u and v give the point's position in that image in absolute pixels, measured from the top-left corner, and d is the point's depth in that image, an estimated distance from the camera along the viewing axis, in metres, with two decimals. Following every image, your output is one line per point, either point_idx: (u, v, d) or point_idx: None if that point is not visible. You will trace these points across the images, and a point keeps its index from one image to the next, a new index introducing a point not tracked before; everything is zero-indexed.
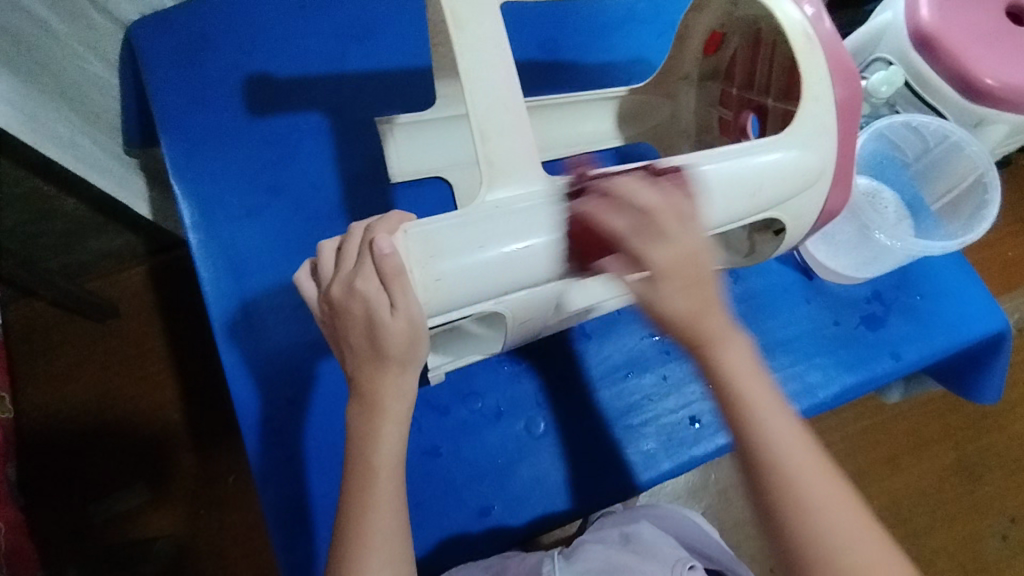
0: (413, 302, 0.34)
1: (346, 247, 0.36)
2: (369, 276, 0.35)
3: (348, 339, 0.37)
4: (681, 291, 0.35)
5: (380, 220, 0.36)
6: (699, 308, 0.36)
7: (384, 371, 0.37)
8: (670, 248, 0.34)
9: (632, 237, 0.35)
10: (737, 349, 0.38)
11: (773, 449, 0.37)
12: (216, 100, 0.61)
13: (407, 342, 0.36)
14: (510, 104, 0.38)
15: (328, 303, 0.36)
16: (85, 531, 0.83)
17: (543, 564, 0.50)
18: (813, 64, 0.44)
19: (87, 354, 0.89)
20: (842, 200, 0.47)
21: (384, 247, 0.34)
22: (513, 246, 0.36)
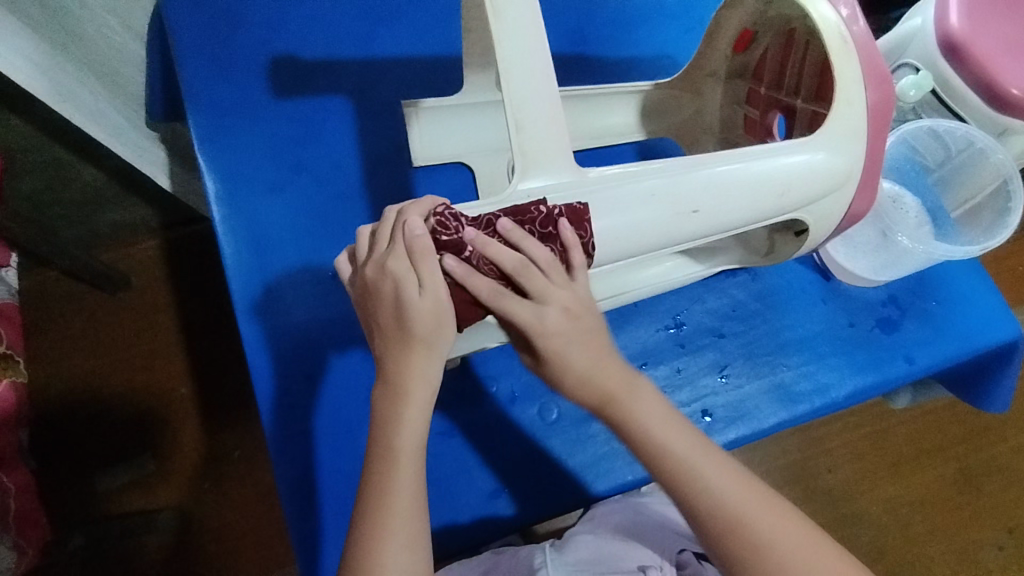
0: (439, 282, 0.36)
1: (381, 230, 0.38)
2: (401, 255, 0.36)
3: (378, 318, 0.37)
4: (573, 348, 0.39)
5: (414, 204, 0.38)
6: (591, 365, 0.39)
7: (409, 351, 0.37)
8: (550, 307, 0.37)
9: (508, 297, 0.37)
10: (648, 401, 0.40)
11: (710, 493, 0.39)
12: (242, 75, 0.60)
13: (434, 322, 0.36)
14: (544, 93, 0.38)
15: (362, 282, 0.37)
16: (90, 499, 0.84)
17: (535, 557, 0.52)
18: (846, 69, 0.44)
19: (99, 325, 0.89)
20: (866, 205, 0.47)
21: (416, 228, 0.36)
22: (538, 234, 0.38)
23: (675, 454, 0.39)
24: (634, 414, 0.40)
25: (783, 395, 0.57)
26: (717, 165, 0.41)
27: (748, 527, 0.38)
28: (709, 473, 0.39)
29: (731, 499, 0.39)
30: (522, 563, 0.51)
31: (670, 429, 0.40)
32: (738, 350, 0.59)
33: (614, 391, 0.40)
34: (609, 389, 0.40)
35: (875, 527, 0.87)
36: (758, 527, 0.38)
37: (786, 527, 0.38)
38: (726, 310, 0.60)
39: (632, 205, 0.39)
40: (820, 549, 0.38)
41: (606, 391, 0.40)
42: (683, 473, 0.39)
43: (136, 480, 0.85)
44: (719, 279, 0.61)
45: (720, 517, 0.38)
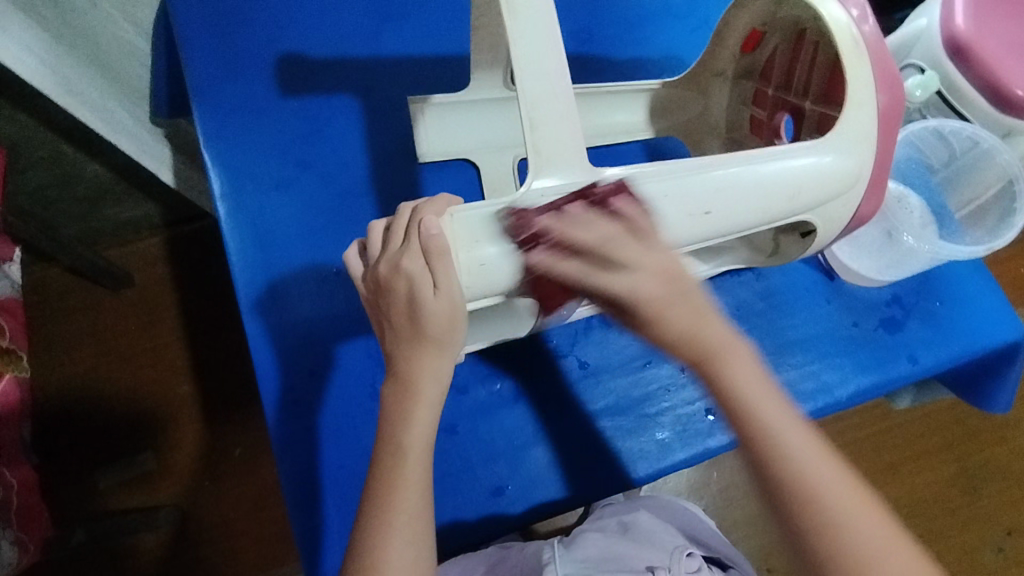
0: (455, 285, 0.36)
1: (395, 227, 0.37)
2: (416, 255, 0.36)
3: (390, 316, 0.37)
4: (682, 311, 0.37)
5: (429, 202, 0.37)
6: (689, 328, 0.37)
7: (422, 350, 0.37)
8: (648, 273, 0.36)
9: (597, 272, 0.37)
10: (744, 361, 0.38)
11: (792, 462, 0.36)
12: (249, 73, 0.60)
13: (448, 323, 0.37)
14: (559, 92, 0.38)
15: (374, 280, 0.37)
16: (91, 495, 0.84)
17: (543, 553, 0.53)
18: (857, 71, 0.44)
19: (101, 320, 0.89)
20: (874, 207, 0.48)
21: (432, 229, 0.36)
22: (552, 235, 0.37)
23: (766, 423, 0.37)
24: (733, 372, 0.37)
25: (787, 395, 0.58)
26: (733, 165, 0.41)
27: (827, 504, 0.36)
28: (795, 447, 0.37)
29: (816, 478, 0.36)
30: (531, 558, 0.53)
31: (764, 394, 0.38)
32: None
33: (715, 349, 0.37)
34: (711, 345, 0.37)
35: None
36: (840, 509, 0.36)
37: (866, 515, 0.36)
38: (731, 310, 0.60)
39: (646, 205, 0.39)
40: (898, 548, 0.36)
41: (710, 347, 0.37)
42: (771, 439, 0.37)
43: (138, 477, 0.85)
44: (726, 279, 0.61)
45: (801, 492, 0.36)
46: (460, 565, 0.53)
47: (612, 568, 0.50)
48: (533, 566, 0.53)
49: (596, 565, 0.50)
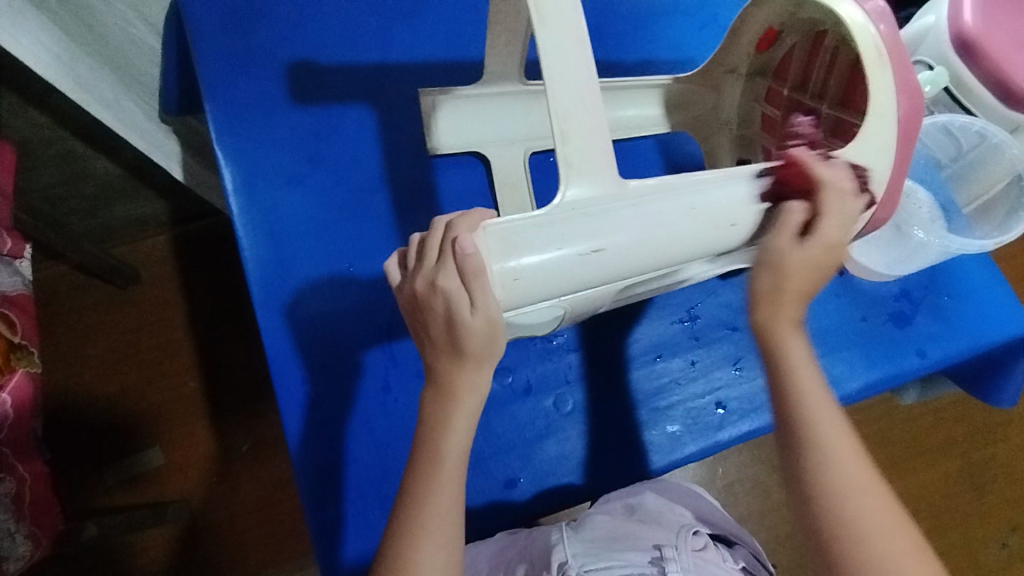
0: (491, 302, 0.36)
1: (429, 242, 0.37)
2: (452, 274, 0.36)
3: (429, 331, 0.38)
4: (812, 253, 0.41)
5: (463, 216, 0.36)
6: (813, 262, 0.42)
7: (462, 365, 0.38)
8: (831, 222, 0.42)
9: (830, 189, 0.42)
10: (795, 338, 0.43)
11: (810, 427, 0.42)
12: (261, 73, 0.61)
13: (486, 338, 0.37)
14: (588, 102, 0.38)
15: (411, 296, 0.37)
16: (101, 491, 0.84)
17: (552, 534, 0.52)
18: (879, 79, 0.45)
19: (112, 318, 0.90)
20: (887, 213, 0.48)
21: (467, 247, 0.35)
22: (584, 247, 0.37)
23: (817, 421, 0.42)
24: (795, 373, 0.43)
25: None
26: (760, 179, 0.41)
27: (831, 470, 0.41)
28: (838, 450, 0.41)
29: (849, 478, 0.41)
30: (539, 542, 0.52)
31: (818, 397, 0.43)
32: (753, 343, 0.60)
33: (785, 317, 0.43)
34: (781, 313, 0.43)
35: None
36: (843, 479, 0.41)
37: (867, 491, 0.41)
38: (741, 305, 0.61)
39: (672, 217, 0.39)
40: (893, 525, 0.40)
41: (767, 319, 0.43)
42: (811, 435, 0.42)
43: (148, 473, 0.86)
44: (738, 276, 0.61)
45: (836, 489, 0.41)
46: (471, 553, 0.53)
47: (620, 547, 0.49)
48: (541, 551, 0.51)
49: (604, 544, 0.50)
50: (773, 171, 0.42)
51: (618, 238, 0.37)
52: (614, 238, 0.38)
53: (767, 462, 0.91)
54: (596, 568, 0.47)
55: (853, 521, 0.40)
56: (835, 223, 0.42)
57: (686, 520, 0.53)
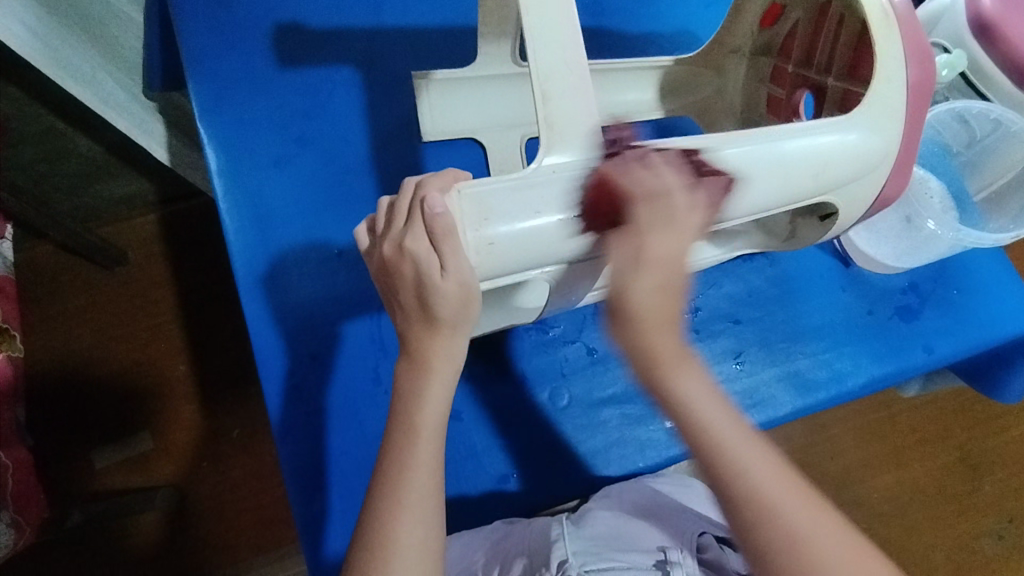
0: (463, 265, 0.34)
1: (399, 204, 0.35)
2: (420, 236, 0.34)
3: (399, 298, 0.36)
4: (651, 283, 0.35)
5: (434, 176, 0.35)
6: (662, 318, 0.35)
7: (434, 333, 0.36)
8: (666, 240, 0.36)
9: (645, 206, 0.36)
10: (693, 377, 0.37)
11: (741, 475, 0.36)
12: (246, 45, 0.58)
13: (459, 304, 0.35)
14: (573, 65, 0.36)
15: (381, 261, 0.36)
16: (86, 475, 0.83)
17: (552, 528, 0.49)
18: (888, 45, 0.42)
19: (97, 300, 0.87)
20: (899, 188, 0.45)
21: (436, 207, 0.33)
22: (565, 215, 0.35)
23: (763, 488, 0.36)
24: (756, 478, 0.36)
25: (799, 383, 0.57)
26: (767, 142, 0.39)
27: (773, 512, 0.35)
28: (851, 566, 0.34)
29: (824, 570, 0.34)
30: (538, 536, 0.49)
31: (803, 506, 0.36)
32: (754, 336, 0.58)
33: (662, 361, 0.36)
34: (658, 355, 0.36)
35: (875, 515, 0.87)
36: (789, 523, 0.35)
37: (820, 524, 0.35)
38: (743, 296, 0.59)
39: (664, 183, 0.37)
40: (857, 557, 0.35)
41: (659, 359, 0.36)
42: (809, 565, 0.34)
43: (133, 458, 0.84)
44: (737, 265, 0.59)
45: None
46: (463, 540, 0.51)
47: (623, 547, 0.47)
48: (540, 544, 0.48)
49: (607, 544, 0.47)
50: (778, 135, 0.39)
51: (605, 206, 0.36)
52: (597, 208, 0.36)
53: None
54: (598, 569, 0.45)
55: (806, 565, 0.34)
56: (666, 235, 0.36)
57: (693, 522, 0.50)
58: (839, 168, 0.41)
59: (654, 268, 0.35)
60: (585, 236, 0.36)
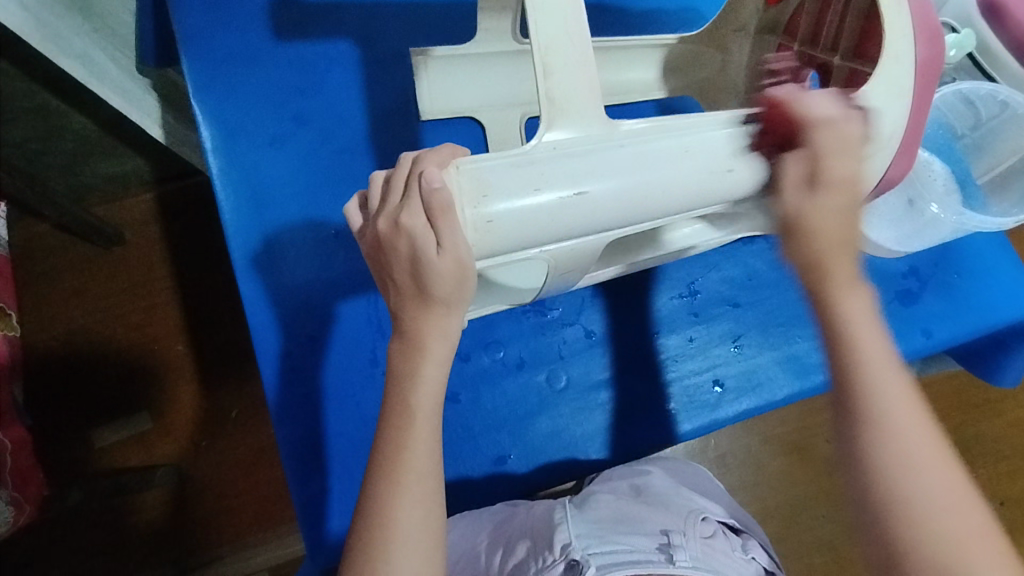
0: (460, 243, 0.33)
1: (395, 179, 0.34)
2: (417, 212, 0.33)
3: (393, 276, 0.35)
4: (834, 204, 0.37)
5: (431, 151, 0.34)
6: (838, 230, 0.37)
7: (429, 312, 0.36)
8: (846, 163, 0.36)
9: (825, 129, 0.36)
10: (858, 299, 0.38)
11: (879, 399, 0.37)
12: (241, 19, 0.56)
13: (455, 282, 0.34)
14: (578, 41, 0.36)
15: (374, 238, 0.35)
16: (86, 454, 0.83)
17: (555, 512, 0.49)
18: (897, 22, 0.41)
19: (94, 280, 0.87)
20: (902, 170, 0.45)
21: (434, 182, 0.32)
22: (566, 191, 0.34)
23: (892, 418, 0.36)
24: (879, 396, 0.37)
25: (796, 367, 0.57)
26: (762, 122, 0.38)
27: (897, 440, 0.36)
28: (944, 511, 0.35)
29: (935, 505, 0.35)
30: (541, 519, 0.49)
31: (923, 443, 0.36)
32: (753, 320, 0.58)
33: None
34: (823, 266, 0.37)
35: None
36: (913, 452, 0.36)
37: (942, 475, 0.36)
38: (742, 279, 0.59)
39: (666, 159, 0.36)
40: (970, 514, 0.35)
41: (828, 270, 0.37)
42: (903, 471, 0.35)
43: (133, 438, 0.84)
44: (737, 247, 0.59)
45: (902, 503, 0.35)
46: (466, 522, 0.51)
47: (627, 532, 0.46)
48: (544, 528, 0.48)
49: (610, 525, 0.47)
50: (780, 114, 0.39)
51: (609, 181, 0.35)
52: (601, 184, 0.34)
53: (760, 434, 0.90)
54: (601, 551, 0.44)
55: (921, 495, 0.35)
56: (845, 156, 0.36)
57: (695, 506, 0.51)
58: None
59: (849, 195, 0.37)
60: (591, 214, 0.35)
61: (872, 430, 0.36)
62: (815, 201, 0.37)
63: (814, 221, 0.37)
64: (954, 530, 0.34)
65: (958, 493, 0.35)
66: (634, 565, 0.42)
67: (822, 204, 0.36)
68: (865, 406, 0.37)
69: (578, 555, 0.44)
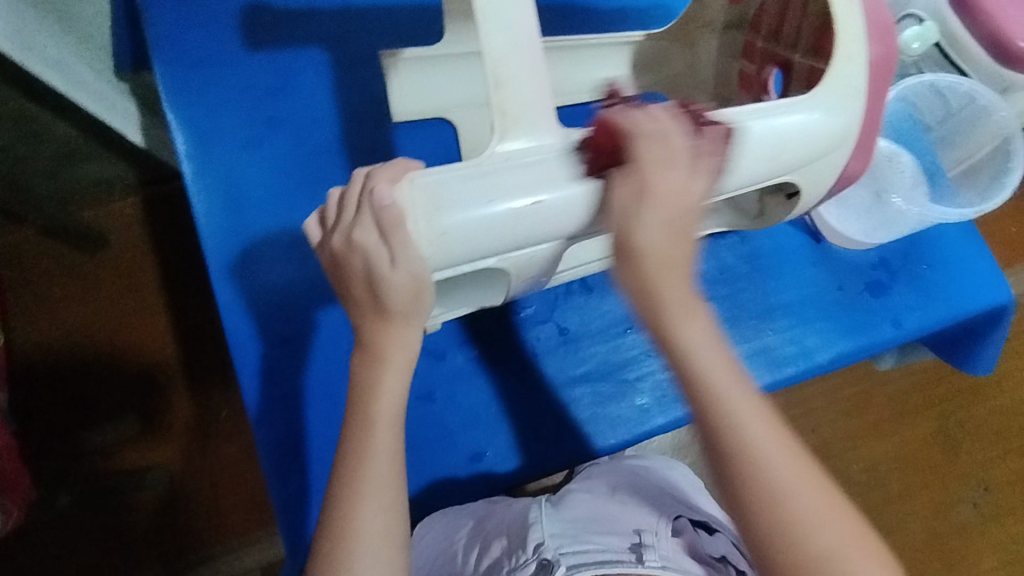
0: (414, 257, 0.34)
1: (348, 196, 0.35)
2: (369, 228, 0.34)
3: (351, 290, 0.36)
4: (660, 227, 0.34)
5: (383, 167, 0.34)
6: (670, 256, 0.34)
7: (387, 322, 0.36)
8: (677, 181, 0.34)
9: (651, 142, 0.34)
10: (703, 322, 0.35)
11: (739, 425, 0.35)
12: (213, 26, 0.57)
13: (411, 296, 0.35)
14: (528, 49, 0.36)
15: (331, 254, 0.35)
16: (77, 458, 0.83)
17: (530, 511, 0.50)
18: (849, 21, 0.42)
19: (79, 286, 0.87)
20: (861, 165, 0.45)
21: (384, 198, 0.33)
22: (520, 202, 0.35)
23: (750, 436, 0.35)
24: (736, 422, 0.35)
25: (768, 360, 0.57)
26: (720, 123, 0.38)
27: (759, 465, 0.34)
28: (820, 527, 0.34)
29: (807, 523, 0.34)
30: (516, 518, 0.50)
31: (782, 455, 0.35)
32: (724, 314, 0.58)
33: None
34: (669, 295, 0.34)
35: (854, 485, 0.88)
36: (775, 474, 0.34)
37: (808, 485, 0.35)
38: (714, 274, 0.59)
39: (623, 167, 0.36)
40: (837, 516, 0.35)
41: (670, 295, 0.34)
42: (790, 518, 0.34)
43: (123, 441, 0.84)
44: (709, 243, 0.59)
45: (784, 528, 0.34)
46: (446, 518, 0.52)
47: (599, 531, 0.47)
48: (518, 528, 0.49)
49: (583, 525, 0.48)
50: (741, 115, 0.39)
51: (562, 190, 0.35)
52: (554, 192, 0.35)
53: None
54: (572, 551, 0.45)
55: (795, 517, 0.34)
56: (670, 171, 0.34)
57: (667, 505, 0.51)
58: (799, 150, 0.41)
59: (679, 216, 0.34)
60: (546, 222, 0.36)
61: (735, 461, 0.34)
62: (638, 220, 0.34)
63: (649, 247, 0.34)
64: (827, 544, 0.34)
65: (825, 499, 0.35)
66: (604, 565, 0.43)
67: (648, 223, 0.34)
68: (727, 442, 0.35)
69: (549, 555, 0.45)
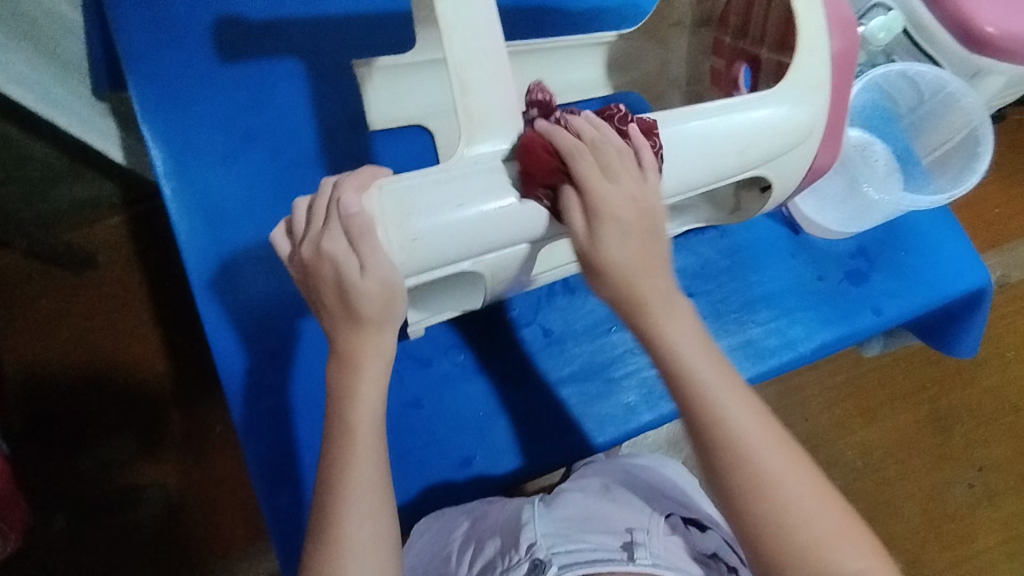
0: (384, 264, 0.34)
1: (316, 206, 0.35)
2: (338, 237, 0.34)
3: (322, 299, 0.36)
4: (626, 241, 0.36)
5: (351, 176, 0.35)
6: (635, 262, 0.36)
7: (360, 331, 0.36)
8: (621, 192, 0.36)
9: (582, 158, 0.35)
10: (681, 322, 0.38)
11: (723, 419, 0.37)
12: (187, 41, 0.57)
13: (383, 302, 0.35)
14: (491, 54, 0.36)
15: (301, 264, 0.36)
16: (73, 479, 0.83)
17: (523, 511, 0.49)
18: (810, 13, 0.42)
19: (68, 306, 0.87)
20: (830, 157, 0.46)
21: (351, 207, 0.33)
22: (489, 205, 0.35)
23: (734, 428, 0.37)
24: (722, 413, 0.37)
25: (753, 352, 0.57)
26: (685, 120, 0.39)
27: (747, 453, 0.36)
28: (806, 516, 0.35)
29: (798, 510, 0.35)
30: (510, 519, 0.49)
31: (769, 447, 0.37)
32: (707, 308, 0.58)
33: (623, 311, 0.37)
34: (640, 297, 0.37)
35: (849, 472, 0.89)
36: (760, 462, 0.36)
37: (797, 476, 0.36)
38: (696, 268, 0.59)
39: None
40: (825, 503, 0.36)
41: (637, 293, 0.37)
42: (780, 505, 0.36)
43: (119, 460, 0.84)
44: (689, 238, 0.60)
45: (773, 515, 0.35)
46: (441, 521, 0.52)
47: (593, 528, 0.47)
48: (511, 528, 0.48)
49: (577, 523, 0.47)
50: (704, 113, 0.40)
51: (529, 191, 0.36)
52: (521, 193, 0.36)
53: None
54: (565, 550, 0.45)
55: (784, 503, 0.36)
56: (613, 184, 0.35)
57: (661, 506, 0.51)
58: (766, 143, 0.41)
59: (636, 226, 0.36)
60: (516, 224, 0.36)
61: (720, 450, 0.36)
62: (601, 233, 0.36)
63: (609, 255, 0.36)
64: (815, 531, 0.35)
65: (814, 489, 0.36)
66: (596, 564, 0.43)
67: (609, 237, 0.36)
68: (714, 434, 0.37)
69: (542, 555, 0.44)
